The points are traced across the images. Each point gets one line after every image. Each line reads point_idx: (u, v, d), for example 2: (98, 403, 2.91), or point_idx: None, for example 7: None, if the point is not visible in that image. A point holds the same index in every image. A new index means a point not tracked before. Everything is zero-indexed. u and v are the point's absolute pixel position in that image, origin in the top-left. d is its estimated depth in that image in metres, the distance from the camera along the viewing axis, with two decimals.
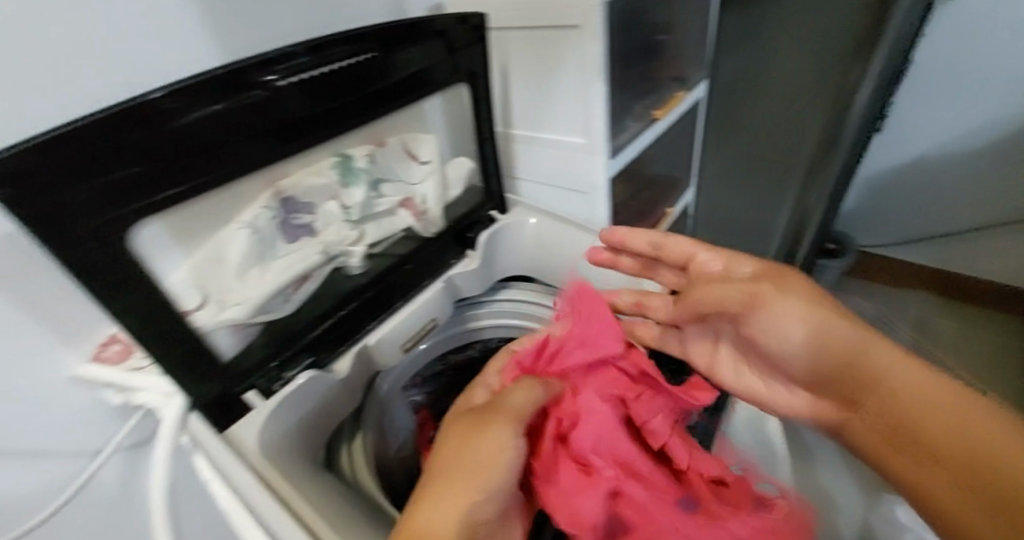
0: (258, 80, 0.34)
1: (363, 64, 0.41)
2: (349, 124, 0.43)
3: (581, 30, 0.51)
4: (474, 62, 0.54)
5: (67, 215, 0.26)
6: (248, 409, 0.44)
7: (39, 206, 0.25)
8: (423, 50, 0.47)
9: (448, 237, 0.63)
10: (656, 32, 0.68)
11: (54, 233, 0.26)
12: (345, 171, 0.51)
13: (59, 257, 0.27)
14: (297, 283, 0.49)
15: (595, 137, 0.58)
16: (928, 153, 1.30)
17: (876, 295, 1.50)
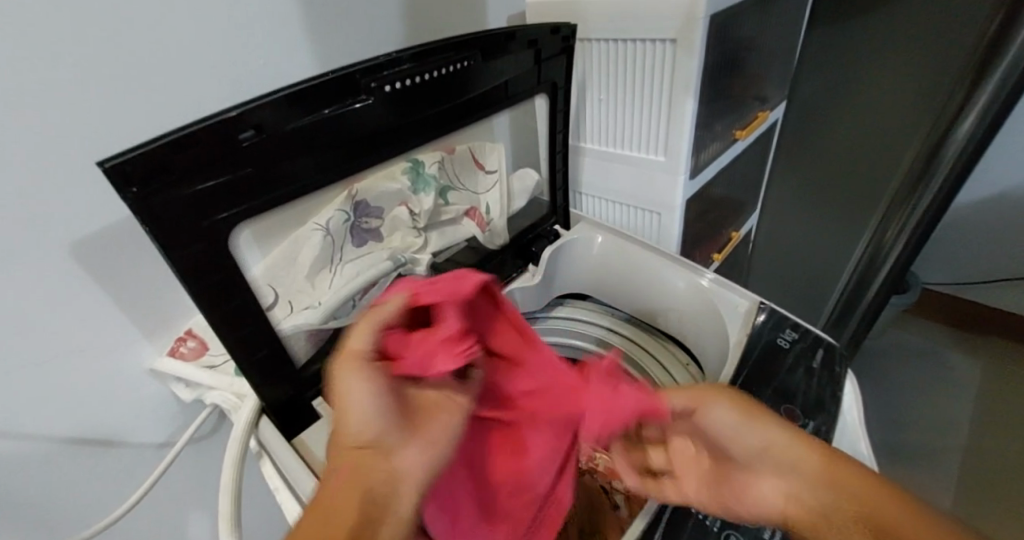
0: (365, 87, 0.34)
1: (459, 72, 0.40)
2: (439, 132, 0.42)
3: (675, 44, 0.48)
4: (557, 73, 0.53)
5: (184, 215, 0.27)
6: (316, 416, 0.43)
7: (160, 204, 0.25)
8: (514, 59, 0.46)
9: (510, 250, 0.61)
10: (744, 51, 0.66)
11: (171, 232, 0.27)
12: (416, 177, 0.52)
13: (174, 255, 0.27)
14: (365, 289, 0.48)
15: (676, 156, 0.56)
16: (1015, 188, 1.24)
17: (937, 336, 1.46)
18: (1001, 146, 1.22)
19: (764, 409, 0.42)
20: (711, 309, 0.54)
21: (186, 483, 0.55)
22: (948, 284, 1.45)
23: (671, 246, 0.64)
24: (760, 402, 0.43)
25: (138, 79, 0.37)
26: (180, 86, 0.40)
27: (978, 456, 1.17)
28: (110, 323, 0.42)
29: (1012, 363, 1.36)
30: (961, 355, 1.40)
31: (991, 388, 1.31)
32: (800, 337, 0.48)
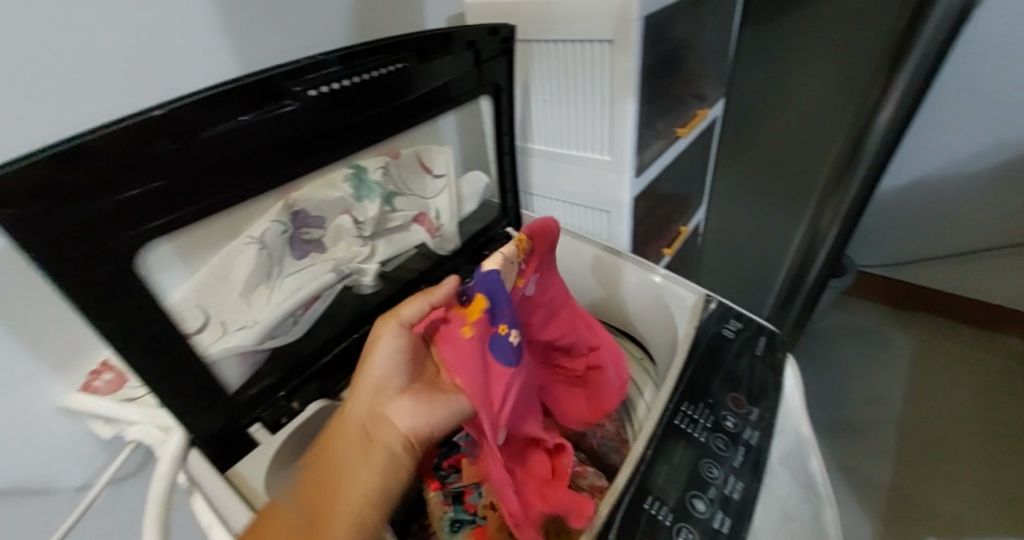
0: (288, 91, 0.32)
1: (394, 74, 0.39)
2: (379, 135, 0.41)
3: (612, 45, 0.49)
4: (499, 75, 0.53)
5: (83, 236, 0.24)
6: (254, 445, 0.40)
7: (51, 226, 0.23)
8: (453, 61, 0.45)
9: (462, 254, 0.60)
10: (679, 49, 0.69)
11: (68, 256, 0.24)
12: (359, 184, 0.50)
13: (75, 282, 0.24)
14: (306, 304, 0.46)
15: (621, 155, 0.56)
16: (932, 174, 1.36)
17: (870, 315, 1.58)
18: (918, 135, 1.32)
19: (713, 399, 0.43)
20: (662, 301, 0.55)
21: (113, 526, 0.50)
22: (875, 266, 1.57)
23: (622, 243, 0.65)
24: (710, 392, 0.44)
25: (29, 87, 0.34)
26: (78, 92, 0.36)
27: (909, 424, 1.27)
28: (12, 359, 0.38)
29: (934, 336, 1.49)
30: (890, 332, 1.51)
31: (918, 360, 1.43)
32: (744, 326, 0.50)
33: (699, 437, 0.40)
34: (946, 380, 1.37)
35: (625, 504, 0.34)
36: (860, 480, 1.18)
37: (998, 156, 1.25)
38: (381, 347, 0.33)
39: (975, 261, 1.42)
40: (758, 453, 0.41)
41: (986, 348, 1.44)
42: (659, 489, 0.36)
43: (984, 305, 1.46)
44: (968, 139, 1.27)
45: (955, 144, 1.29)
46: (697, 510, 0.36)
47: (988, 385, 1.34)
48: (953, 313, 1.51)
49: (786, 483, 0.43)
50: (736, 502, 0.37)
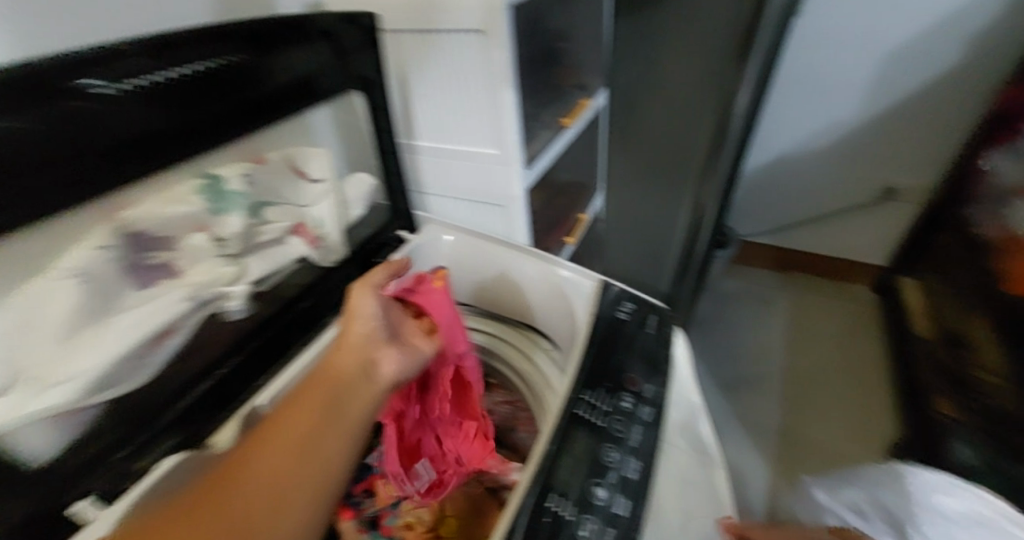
0: (75, 86, 0.27)
1: (225, 68, 0.36)
2: (213, 139, 0.37)
3: (484, 35, 0.47)
4: (367, 67, 0.50)
5: None
6: (81, 525, 0.33)
7: None
8: (304, 54, 0.42)
9: (351, 264, 0.57)
10: (555, 40, 0.71)
11: None
12: (214, 195, 0.43)
13: None
14: (154, 341, 0.38)
15: (508, 148, 0.55)
16: (787, 151, 1.55)
17: (752, 278, 1.78)
18: (772, 117, 1.51)
19: (612, 383, 0.44)
20: (561, 288, 0.55)
21: None
22: (751, 235, 1.77)
23: (521, 238, 0.65)
24: (608, 377, 0.45)
25: None
26: None
27: (789, 369, 1.46)
28: None
29: (802, 291, 1.71)
30: (768, 294, 1.71)
31: (791, 314, 1.64)
32: (637, 308, 0.52)
33: (597, 423, 0.41)
34: (814, 328, 1.58)
35: (530, 504, 0.33)
36: (758, 428, 1.31)
37: (833, 132, 1.47)
38: (366, 311, 0.41)
39: (826, 223, 1.65)
40: (651, 428, 0.43)
41: (840, 298, 1.68)
42: (560, 486, 0.35)
43: (836, 260, 1.71)
44: (809, 119, 1.47)
45: (801, 124, 1.49)
46: (598, 497, 0.36)
47: (845, 328, 1.58)
48: (814, 269, 1.75)
49: (680, 448, 0.46)
50: (633, 482, 0.39)
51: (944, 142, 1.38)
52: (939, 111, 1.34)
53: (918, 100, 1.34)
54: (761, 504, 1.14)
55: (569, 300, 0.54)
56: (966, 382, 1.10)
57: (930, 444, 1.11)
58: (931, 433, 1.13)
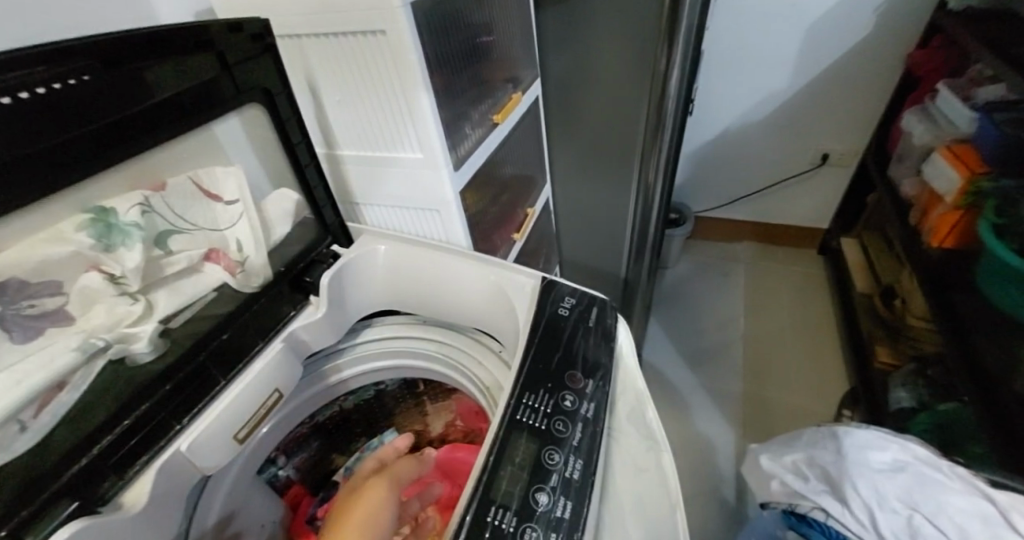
0: None
1: (69, 91, 0.31)
2: (65, 177, 0.32)
3: (387, 36, 0.45)
4: (267, 77, 0.46)
5: None
6: None
7: None
8: (185, 66, 0.38)
9: (278, 283, 0.52)
10: (476, 35, 0.68)
11: None
12: (106, 229, 0.39)
13: None
14: (45, 398, 0.35)
15: (431, 151, 0.53)
16: (729, 127, 1.59)
17: (708, 254, 1.82)
18: (710, 95, 1.53)
19: (553, 382, 0.44)
20: (502, 289, 0.54)
21: None
22: (704, 211, 1.82)
23: (461, 241, 0.63)
24: (549, 377, 0.44)
25: None
26: None
27: (750, 338, 1.50)
28: None
29: (757, 261, 1.77)
30: (724, 266, 1.76)
31: (748, 284, 1.69)
32: (578, 301, 0.52)
33: (538, 426, 0.41)
34: (770, 296, 1.64)
35: (469, 518, 0.34)
36: (726, 398, 1.34)
37: (769, 105, 1.51)
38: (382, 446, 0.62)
39: (772, 194, 1.71)
40: (595, 425, 0.42)
41: (792, 263, 1.75)
42: (501, 496, 0.36)
43: (784, 228, 1.77)
44: (745, 94, 1.50)
45: (737, 99, 1.52)
46: (540, 503, 0.36)
47: (798, 292, 1.64)
48: (764, 239, 1.82)
49: (625, 438, 0.47)
50: (576, 482, 0.38)
51: (869, 107, 1.45)
52: (863, 76, 1.40)
53: (843, 69, 1.40)
54: (732, 471, 1.18)
55: (512, 301, 0.53)
56: (900, 328, 1.24)
57: (873, 392, 1.19)
58: (875, 382, 1.21)
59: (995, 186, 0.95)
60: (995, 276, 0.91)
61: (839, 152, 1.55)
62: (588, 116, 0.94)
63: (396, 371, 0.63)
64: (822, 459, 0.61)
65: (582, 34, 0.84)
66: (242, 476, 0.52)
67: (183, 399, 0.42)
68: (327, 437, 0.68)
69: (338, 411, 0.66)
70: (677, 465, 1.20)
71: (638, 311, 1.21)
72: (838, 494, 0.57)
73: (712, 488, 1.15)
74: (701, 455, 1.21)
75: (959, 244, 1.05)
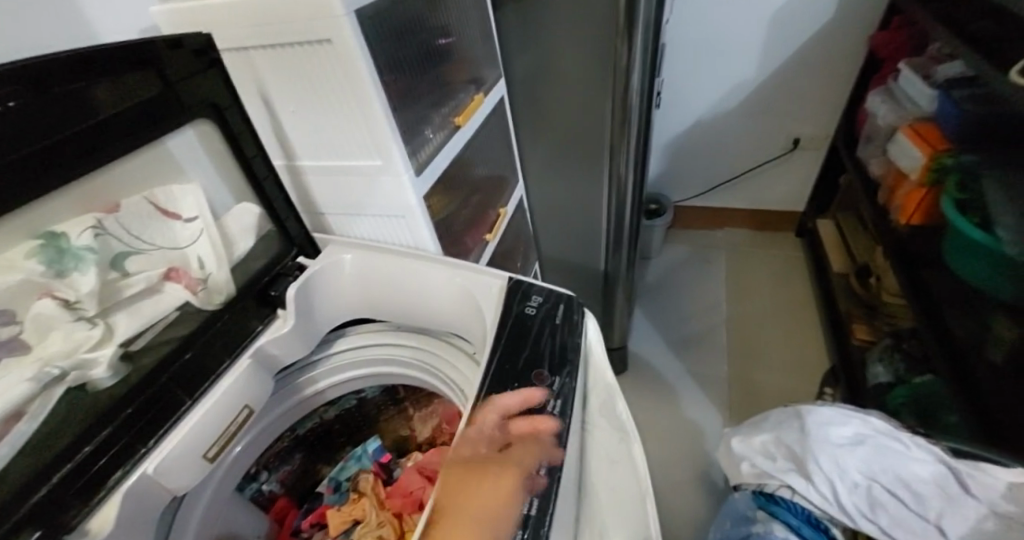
0: None
1: (8, 113, 0.30)
2: (4, 201, 0.31)
3: (333, 45, 0.45)
4: (215, 92, 0.46)
5: None
6: None
7: None
8: (126, 85, 0.38)
9: (243, 299, 0.52)
10: (433, 38, 0.68)
11: None
12: (55, 255, 0.38)
13: None
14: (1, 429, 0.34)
15: (390, 157, 0.53)
16: (701, 116, 1.60)
17: (689, 242, 1.84)
18: (680, 85, 1.55)
19: (519, 382, 0.44)
20: (469, 291, 0.54)
21: None
22: (682, 200, 1.83)
23: (429, 245, 0.63)
24: (515, 376, 0.45)
25: None
26: None
27: (733, 323, 1.52)
28: None
29: (737, 247, 1.79)
30: (705, 254, 1.78)
31: (729, 270, 1.71)
32: (545, 299, 0.52)
33: None
34: (750, 280, 1.66)
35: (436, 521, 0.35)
36: (712, 383, 1.36)
37: (739, 92, 1.52)
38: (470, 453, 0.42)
39: (747, 180, 1.73)
40: (563, 420, 0.43)
41: (771, 247, 1.78)
42: None
43: (761, 212, 1.80)
44: (715, 82, 1.52)
45: (707, 88, 1.54)
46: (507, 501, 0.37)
47: (778, 275, 1.67)
48: (742, 225, 1.84)
49: (597, 431, 0.48)
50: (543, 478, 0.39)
51: (836, 89, 1.48)
52: (827, 60, 1.42)
53: (809, 54, 1.42)
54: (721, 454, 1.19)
55: (479, 302, 0.53)
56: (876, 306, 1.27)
57: (853, 368, 1.22)
58: (855, 359, 1.23)
59: (956, 162, 0.97)
60: (961, 251, 0.92)
61: (809, 135, 1.58)
62: (556, 113, 0.94)
63: (372, 378, 0.63)
64: (789, 438, 0.64)
65: (544, 30, 0.84)
66: (218, 494, 0.52)
67: (148, 421, 0.42)
68: (309, 449, 0.67)
69: (318, 423, 0.66)
70: (668, 453, 1.21)
71: (620, 303, 1.22)
72: (803, 471, 0.61)
73: (704, 473, 1.16)
74: (691, 442, 1.23)
75: (925, 221, 1.07)
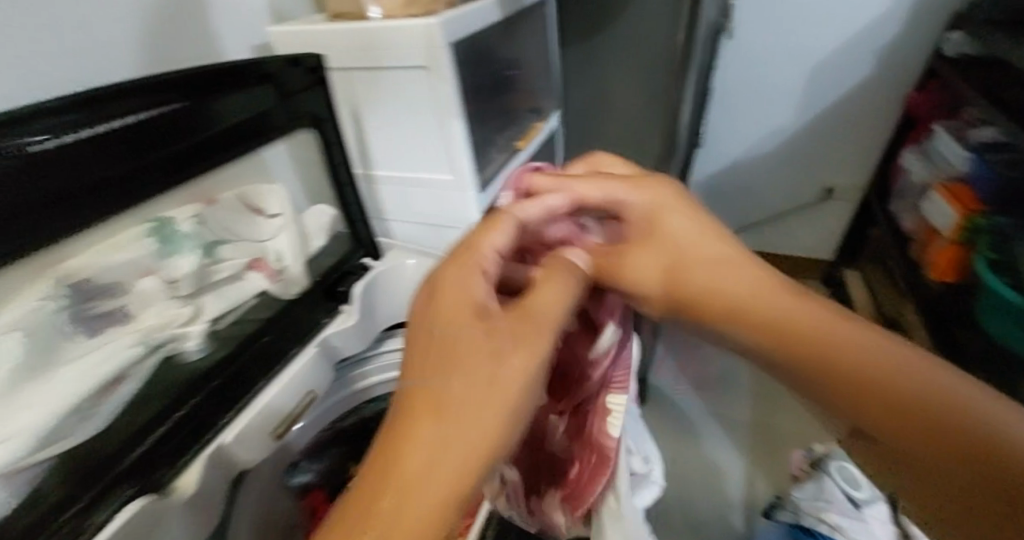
0: (22, 144, 0.26)
1: (159, 118, 0.36)
2: (155, 187, 0.36)
3: (428, 72, 0.50)
4: (317, 106, 0.51)
5: None
6: None
7: None
8: (251, 96, 0.43)
9: (315, 292, 0.56)
10: (503, 68, 0.74)
11: None
12: (163, 238, 0.42)
13: None
14: (105, 390, 0.37)
15: (461, 172, 0.57)
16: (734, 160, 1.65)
17: None
18: None
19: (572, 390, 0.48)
20: None
21: None
22: None
23: None
24: None
25: None
26: None
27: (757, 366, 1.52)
28: None
29: None
30: None
31: None
32: None
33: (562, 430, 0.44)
34: None
35: None
36: (732, 424, 1.35)
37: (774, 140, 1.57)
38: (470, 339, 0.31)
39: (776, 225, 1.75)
40: None
41: None
42: None
43: None
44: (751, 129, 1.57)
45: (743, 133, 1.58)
46: None
47: None
48: None
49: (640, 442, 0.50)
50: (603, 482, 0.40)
51: (870, 144, 1.51)
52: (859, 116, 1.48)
53: (844, 108, 1.46)
54: (740, 498, 1.18)
55: None
56: None
57: None
58: None
59: (991, 223, 0.98)
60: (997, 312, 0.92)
61: (839, 187, 1.61)
62: None
63: None
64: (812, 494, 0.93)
65: None
66: (273, 478, 0.54)
67: (226, 396, 0.45)
68: (347, 443, 0.70)
69: (360, 417, 0.68)
70: (686, 492, 1.20)
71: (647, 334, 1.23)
72: None
73: (721, 516, 1.14)
74: (709, 482, 1.22)
75: (958, 278, 1.10)
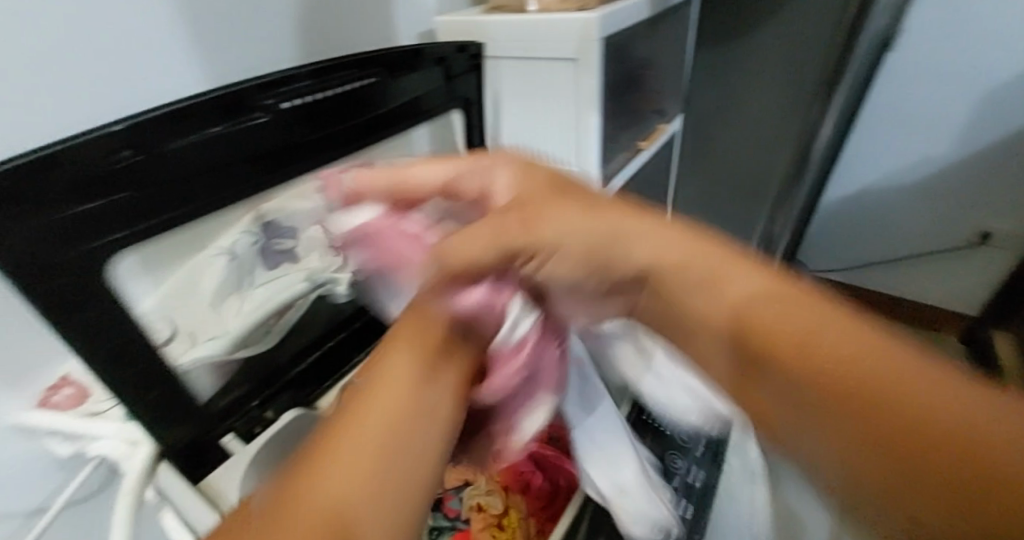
0: (259, 104, 0.33)
1: (359, 90, 0.41)
2: (350, 148, 0.42)
3: (576, 64, 0.53)
4: (469, 90, 0.55)
5: (72, 235, 0.23)
6: (226, 456, 0.37)
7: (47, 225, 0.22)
8: (426, 76, 0.48)
9: None
10: (639, 69, 0.75)
11: (51, 245, 0.22)
12: None
13: (60, 262, 0.23)
14: (279, 313, 0.45)
15: (585, 163, 0.59)
16: (871, 185, 1.48)
17: None
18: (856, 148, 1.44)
19: None
20: None
21: None
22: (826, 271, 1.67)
23: None
24: None
25: (34, 95, 0.33)
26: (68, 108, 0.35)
27: None
28: None
29: None
30: None
31: None
32: None
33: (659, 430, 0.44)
34: None
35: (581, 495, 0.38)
36: None
37: (927, 167, 1.38)
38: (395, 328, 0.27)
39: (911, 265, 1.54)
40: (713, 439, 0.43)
41: None
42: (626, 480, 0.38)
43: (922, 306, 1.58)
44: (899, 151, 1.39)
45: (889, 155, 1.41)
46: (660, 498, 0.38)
47: None
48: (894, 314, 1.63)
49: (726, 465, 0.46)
50: None
51: None
52: None
53: None
54: None
55: None
56: None
57: None
58: None
59: None
60: None
61: (1004, 232, 1.38)
62: None
63: None
64: None
65: None
66: None
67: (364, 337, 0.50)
68: None
69: None
70: None
71: None
72: None
73: None
74: None
75: None
